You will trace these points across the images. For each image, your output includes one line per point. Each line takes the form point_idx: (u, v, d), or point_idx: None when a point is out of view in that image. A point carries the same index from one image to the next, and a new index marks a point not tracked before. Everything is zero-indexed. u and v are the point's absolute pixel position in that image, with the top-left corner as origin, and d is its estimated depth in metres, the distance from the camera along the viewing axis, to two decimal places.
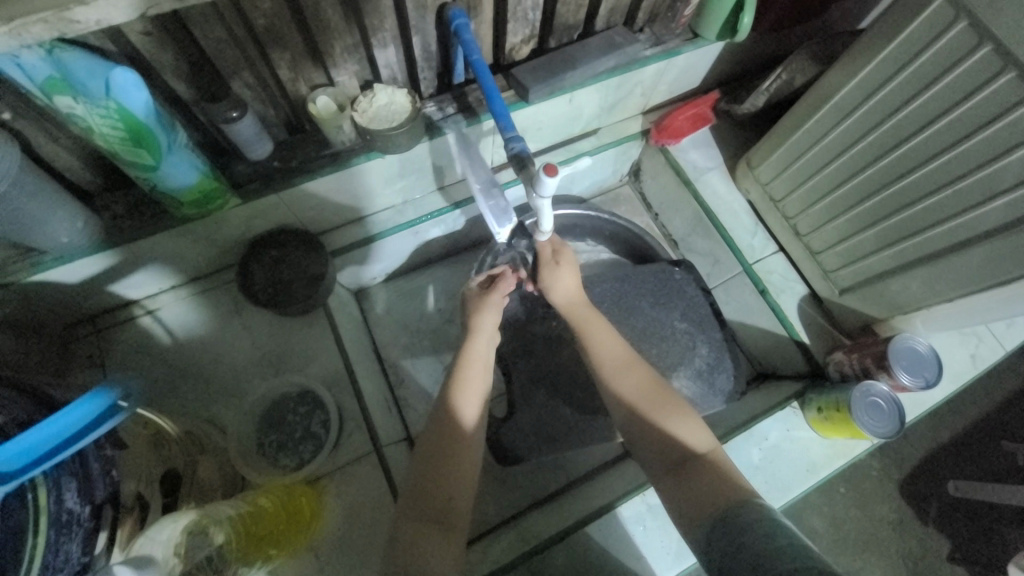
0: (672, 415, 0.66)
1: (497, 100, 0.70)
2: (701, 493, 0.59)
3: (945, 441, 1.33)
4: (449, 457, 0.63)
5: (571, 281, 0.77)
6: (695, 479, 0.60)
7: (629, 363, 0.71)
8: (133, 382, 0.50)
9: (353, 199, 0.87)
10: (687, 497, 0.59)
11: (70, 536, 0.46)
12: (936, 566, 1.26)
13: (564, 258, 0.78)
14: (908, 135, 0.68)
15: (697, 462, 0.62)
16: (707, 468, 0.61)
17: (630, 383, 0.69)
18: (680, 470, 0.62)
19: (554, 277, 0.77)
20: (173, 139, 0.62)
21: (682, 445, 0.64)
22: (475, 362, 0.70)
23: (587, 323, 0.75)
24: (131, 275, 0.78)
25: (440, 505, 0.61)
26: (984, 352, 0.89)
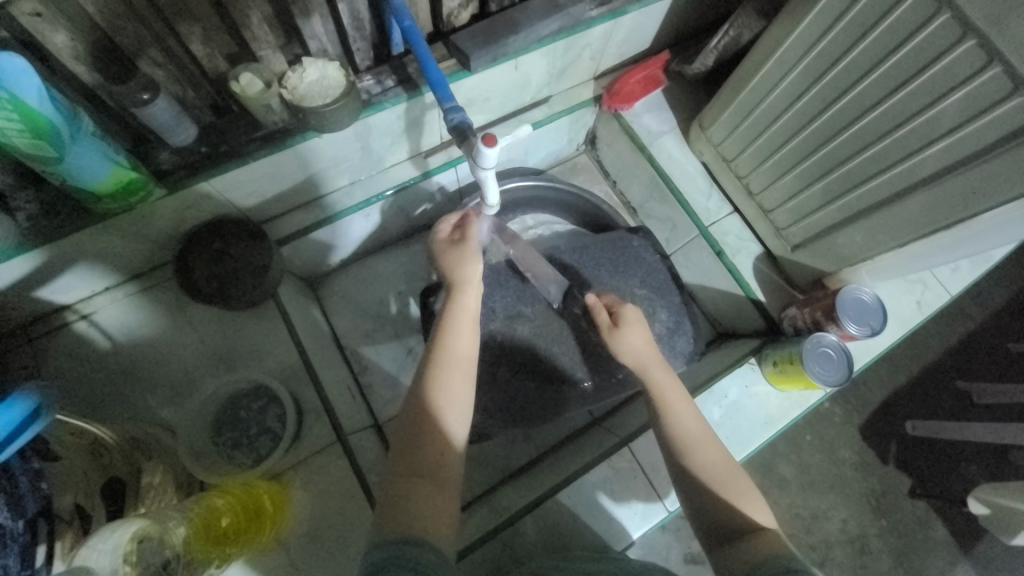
0: (738, 492, 0.62)
1: (434, 69, 0.67)
2: (746, 555, 0.55)
3: (899, 385, 1.40)
4: (430, 439, 0.60)
5: (643, 342, 0.73)
6: (745, 546, 0.57)
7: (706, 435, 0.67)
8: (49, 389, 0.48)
9: (294, 183, 0.82)
10: (735, 560, 0.56)
11: (6, 551, 0.47)
12: (895, 500, 1.35)
13: (633, 319, 0.75)
14: (849, 86, 0.68)
15: (752, 533, 0.58)
16: (763, 538, 0.57)
17: (704, 455, 0.65)
18: (732, 540, 0.58)
19: (624, 336, 0.74)
20: (77, 127, 0.57)
21: (741, 515, 0.60)
22: (461, 314, 0.69)
23: (669, 390, 0.69)
24: (56, 278, 0.72)
25: (430, 462, 0.59)
26: (930, 298, 0.93)
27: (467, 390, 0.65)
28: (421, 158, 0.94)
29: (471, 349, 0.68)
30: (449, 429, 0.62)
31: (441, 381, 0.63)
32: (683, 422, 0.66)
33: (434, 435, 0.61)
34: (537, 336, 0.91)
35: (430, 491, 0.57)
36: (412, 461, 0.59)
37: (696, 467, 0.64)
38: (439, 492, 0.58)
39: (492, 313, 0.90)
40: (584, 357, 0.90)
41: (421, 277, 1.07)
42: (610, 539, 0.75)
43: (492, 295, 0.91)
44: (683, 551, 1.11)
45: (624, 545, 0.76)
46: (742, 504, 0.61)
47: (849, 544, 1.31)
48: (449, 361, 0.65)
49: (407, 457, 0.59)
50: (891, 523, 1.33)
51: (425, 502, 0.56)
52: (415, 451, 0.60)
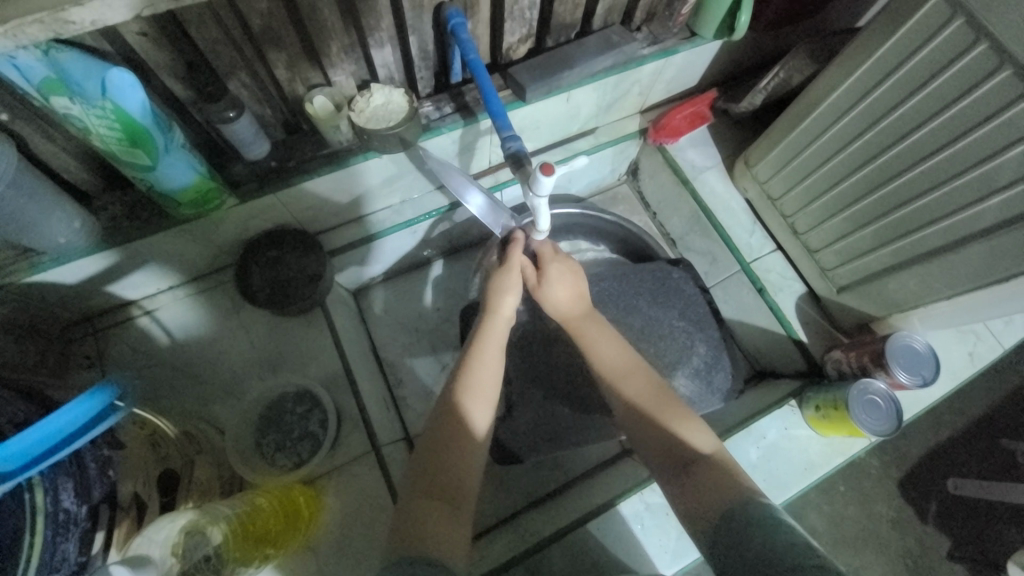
0: (677, 420, 0.65)
1: (494, 99, 0.70)
2: (705, 492, 0.58)
3: (943, 439, 1.34)
4: (452, 455, 0.62)
5: (570, 293, 0.75)
6: (701, 481, 0.59)
7: (634, 369, 0.70)
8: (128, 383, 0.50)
9: (351, 198, 0.86)
10: (697, 496, 0.58)
11: (67, 535, 0.47)
12: (935, 563, 1.27)
13: (556, 270, 0.75)
14: (903, 135, 0.69)
15: (703, 462, 0.61)
16: (711, 467, 0.60)
17: (636, 391, 0.68)
18: (685, 473, 0.61)
19: (551, 292, 0.75)
20: (170, 139, 0.62)
21: (686, 449, 0.63)
22: (490, 338, 0.70)
23: (587, 333, 0.74)
24: (128, 276, 0.77)
25: (447, 487, 0.60)
26: (983, 350, 0.89)
27: (492, 413, 0.66)
28: (470, 181, 0.97)
29: (497, 368, 0.69)
30: (471, 458, 0.62)
31: (466, 405, 0.64)
32: (608, 360, 0.72)
33: (465, 461, 0.62)
34: (573, 360, 0.91)
35: (445, 513, 0.59)
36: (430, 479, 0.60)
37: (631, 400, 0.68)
38: (456, 522, 0.59)
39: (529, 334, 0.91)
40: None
41: (459, 294, 1.09)
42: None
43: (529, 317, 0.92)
44: None
45: None
46: (686, 437, 0.64)
47: None
48: (476, 386, 0.66)
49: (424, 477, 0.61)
50: None
51: (441, 525, 0.57)
52: (436, 472, 0.61)
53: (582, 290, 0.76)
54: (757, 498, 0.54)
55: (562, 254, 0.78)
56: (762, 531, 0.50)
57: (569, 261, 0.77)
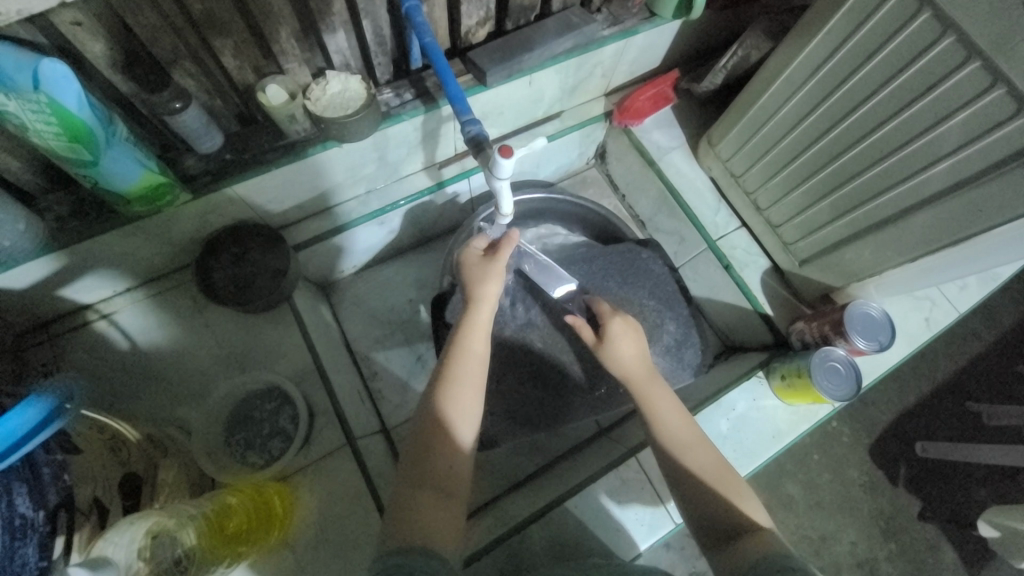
0: (736, 493, 0.63)
1: (452, 83, 0.69)
2: (739, 551, 0.56)
3: (908, 404, 1.39)
4: (439, 449, 0.62)
5: (634, 351, 0.74)
6: (739, 545, 0.57)
7: (697, 437, 0.68)
8: (74, 385, 0.48)
9: (313, 190, 0.84)
10: (731, 558, 0.56)
11: (26, 541, 0.45)
12: (905, 523, 1.33)
13: (618, 327, 0.77)
14: (853, 107, 0.71)
15: (750, 533, 0.58)
16: (757, 535, 0.58)
17: (694, 458, 0.66)
18: (726, 539, 0.59)
19: (614, 347, 0.75)
20: (112, 133, 0.59)
21: (732, 515, 0.61)
22: (476, 327, 0.70)
23: (652, 394, 0.71)
24: (81, 278, 0.75)
25: (442, 477, 0.61)
26: (938, 315, 0.93)
27: (479, 403, 0.66)
28: (435, 169, 0.97)
29: (483, 360, 0.69)
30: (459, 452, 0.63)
31: (454, 394, 0.65)
32: (673, 428, 0.68)
33: (439, 443, 0.62)
34: (545, 343, 0.92)
35: (437, 503, 0.59)
36: (422, 471, 0.61)
37: (693, 470, 0.65)
38: (449, 508, 0.60)
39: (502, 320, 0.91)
40: (592, 366, 0.91)
41: (432, 285, 1.09)
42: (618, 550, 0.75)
43: (502, 303, 0.92)
44: (688, 569, 1.10)
45: (632, 556, 0.76)
46: (735, 505, 0.62)
47: (857, 567, 1.29)
48: (464, 377, 0.66)
49: (416, 468, 0.61)
50: (901, 547, 1.31)
51: (430, 514, 0.58)
52: (424, 459, 0.62)
53: (646, 353, 0.75)
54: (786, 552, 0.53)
55: (624, 314, 0.79)
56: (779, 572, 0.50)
57: (632, 323, 0.78)
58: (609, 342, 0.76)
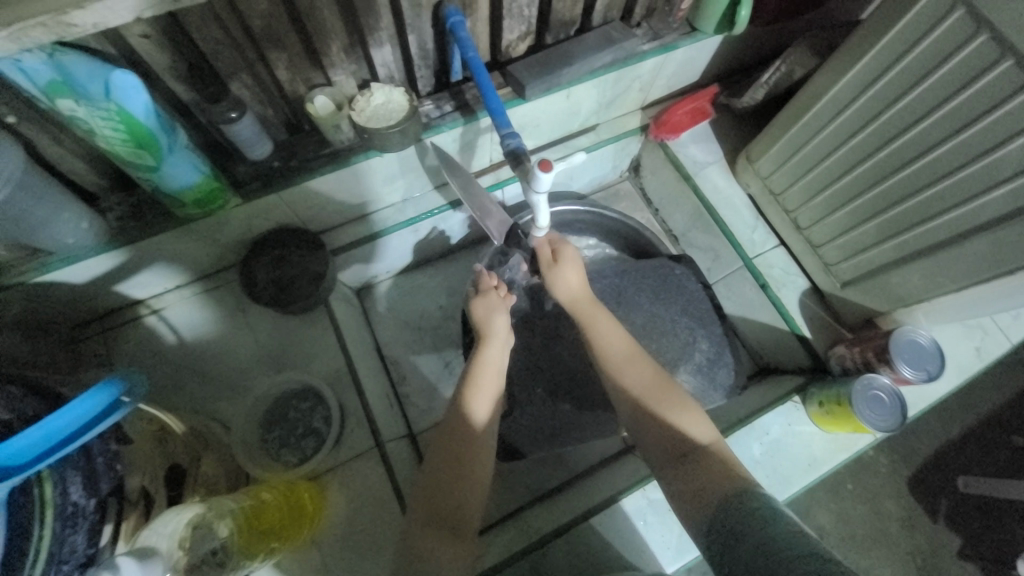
0: (680, 411, 0.66)
1: (493, 97, 0.71)
2: (700, 481, 0.58)
3: (952, 437, 1.32)
4: (454, 479, 0.63)
5: (575, 279, 0.76)
6: (697, 471, 0.60)
7: (633, 357, 0.71)
8: (137, 379, 0.52)
9: (353, 197, 0.87)
10: (692, 487, 0.59)
11: (75, 528, 0.46)
12: (945, 563, 1.25)
13: (566, 262, 0.77)
14: (905, 128, 0.68)
15: (702, 454, 0.61)
16: (708, 458, 0.61)
17: (635, 380, 0.69)
18: (682, 463, 0.62)
19: (558, 276, 0.76)
20: (173, 140, 0.63)
21: (682, 438, 0.63)
22: (488, 366, 0.70)
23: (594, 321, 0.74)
24: (135, 275, 0.79)
25: (453, 514, 0.62)
26: (990, 345, 0.89)
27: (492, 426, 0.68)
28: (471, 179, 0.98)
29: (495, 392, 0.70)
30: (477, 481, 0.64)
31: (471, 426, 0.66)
32: (611, 347, 0.72)
33: (456, 479, 0.63)
34: (573, 354, 0.92)
35: (448, 540, 0.60)
36: (436, 507, 0.62)
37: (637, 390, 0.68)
38: (461, 545, 0.60)
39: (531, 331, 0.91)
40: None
41: (461, 292, 1.10)
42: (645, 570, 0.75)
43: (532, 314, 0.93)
44: None
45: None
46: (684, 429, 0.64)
47: None
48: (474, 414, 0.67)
49: (430, 503, 0.62)
50: None
51: (446, 552, 0.59)
52: (438, 494, 0.62)
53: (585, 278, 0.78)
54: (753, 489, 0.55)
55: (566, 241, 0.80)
56: (761, 519, 0.50)
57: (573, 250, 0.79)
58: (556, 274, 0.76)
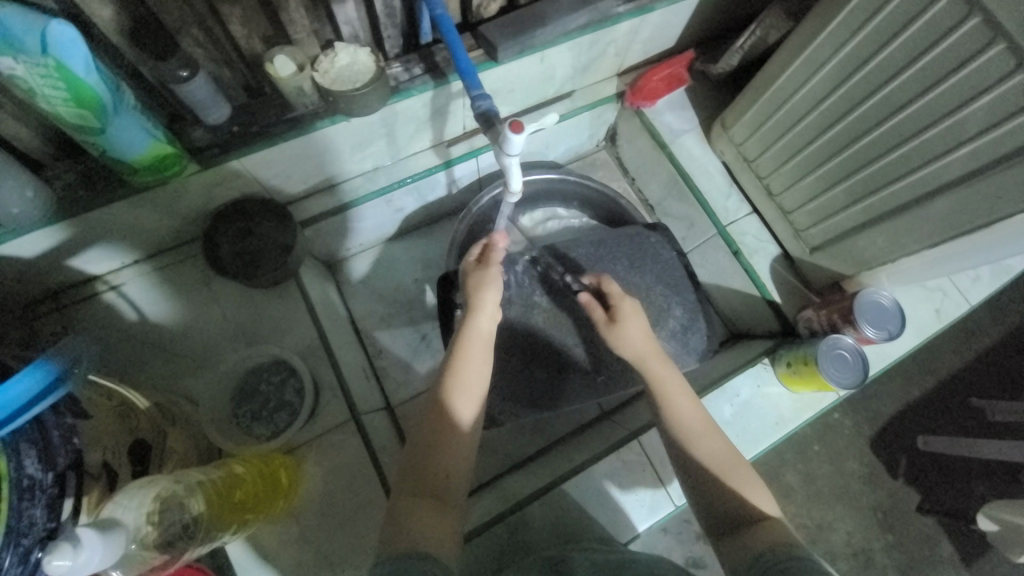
0: (743, 482, 0.63)
1: (463, 56, 0.68)
2: (748, 547, 0.56)
3: (912, 398, 1.39)
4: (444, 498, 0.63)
5: (638, 335, 0.73)
6: (746, 537, 0.58)
7: (700, 423, 0.68)
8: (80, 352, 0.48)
9: (319, 165, 0.84)
10: (741, 549, 0.57)
11: (33, 501, 0.44)
12: (903, 515, 1.33)
13: (629, 313, 0.75)
14: (873, 90, 0.69)
15: (759, 524, 0.59)
16: (764, 527, 0.58)
17: (701, 448, 0.66)
18: (735, 530, 0.60)
19: (620, 330, 0.74)
20: (120, 101, 0.59)
21: (744, 510, 0.61)
22: (477, 340, 0.71)
23: (667, 381, 0.70)
24: (89, 248, 0.75)
25: (439, 485, 0.64)
26: (949, 308, 0.93)
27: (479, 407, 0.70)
28: (444, 148, 0.96)
29: (483, 368, 0.72)
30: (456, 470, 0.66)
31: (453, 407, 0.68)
32: (681, 414, 0.68)
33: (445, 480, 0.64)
34: (549, 323, 0.92)
35: (434, 511, 0.62)
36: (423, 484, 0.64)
37: (699, 457, 0.65)
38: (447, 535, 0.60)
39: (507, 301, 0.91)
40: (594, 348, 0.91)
41: (437, 265, 1.08)
42: (614, 530, 0.77)
43: (508, 284, 0.92)
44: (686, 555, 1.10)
45: (628, 537, 0.78)
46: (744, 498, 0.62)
47: (853, 557, 1.30)
48: (461, 386, 0.69)
49: (415, 479, 0.64)
50: (897, 538, 1.32)
51: (428, 520, 0.60)
52: (425, 482, 0.64)
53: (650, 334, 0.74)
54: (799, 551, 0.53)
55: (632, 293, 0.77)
56: (801, 572, 0.50)
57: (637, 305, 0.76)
58: (619, 326, 0.75)
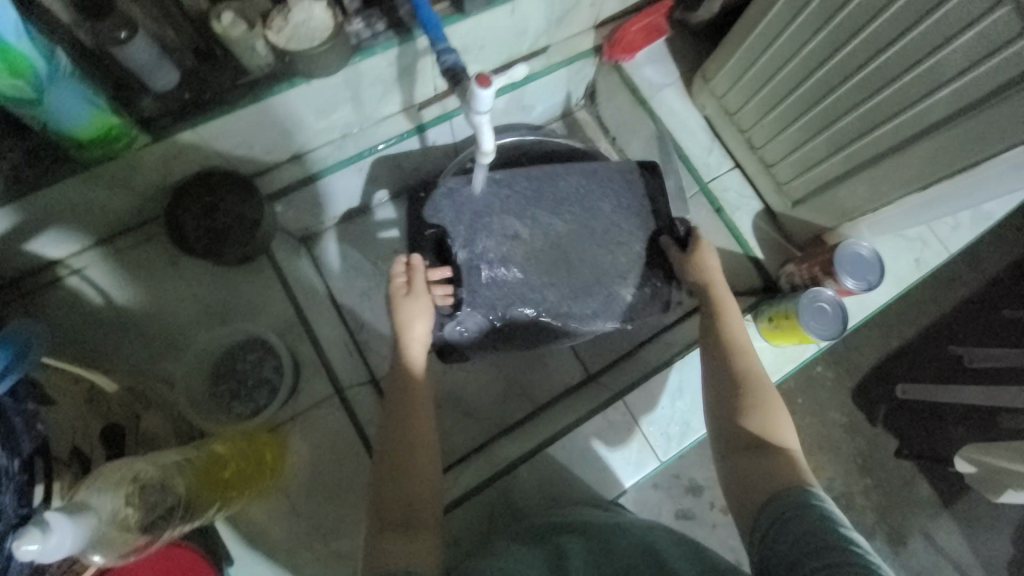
0: (770, 407, 0.64)
1: (424, 7, 0.63)
2: (762, 474, 0.57)
3: (894, 349, 1.42)
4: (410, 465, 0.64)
5: (716, 264, 0.80)
6: (762, 463, 0.59)
7: (744, 347, 0.71)
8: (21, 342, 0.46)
9: (281, 132, 0.79)
10: (755, 477, 0.58)
11: (1, 488, 0.43)
12: (882, 460, 1.39)
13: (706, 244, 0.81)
14: (854, 32, 0.66)
15: (774, 451, 0.60)
16: (780, 456, 0.59)
17: (748, 373, 0.68)
18: (755, 453, 0.60)
19: (701, 259, 0.80)
20: (55, 67, 0.54)
21: (758, 433, 0.62)
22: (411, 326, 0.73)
23: (726, 303, 0.76)
24: (43, 231, 0.71)
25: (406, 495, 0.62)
26: (928, 256, 0.93)
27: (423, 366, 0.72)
28: (415, 111, 0.91)
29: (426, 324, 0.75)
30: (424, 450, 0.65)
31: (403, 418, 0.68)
32: (737, 337, 0.72)
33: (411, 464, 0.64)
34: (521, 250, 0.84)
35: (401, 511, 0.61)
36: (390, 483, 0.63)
37: (740, 376, 0.68)
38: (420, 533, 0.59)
39: (480, 228, 0.83)
40: (570, 273, 0.85)
41: None
42: (602, 488, 0.80)
43: (476, 244, 0.83)
44: (675, 508, 1.13)
45: (615, 493, 0.80)
46: (762, 423, 0.63)
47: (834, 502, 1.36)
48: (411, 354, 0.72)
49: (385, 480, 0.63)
50: (876, 482, 1.38)
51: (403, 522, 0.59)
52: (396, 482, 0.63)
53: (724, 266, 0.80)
54: (805, 487, 0.53)
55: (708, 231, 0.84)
56: (804, 520, 0.49)
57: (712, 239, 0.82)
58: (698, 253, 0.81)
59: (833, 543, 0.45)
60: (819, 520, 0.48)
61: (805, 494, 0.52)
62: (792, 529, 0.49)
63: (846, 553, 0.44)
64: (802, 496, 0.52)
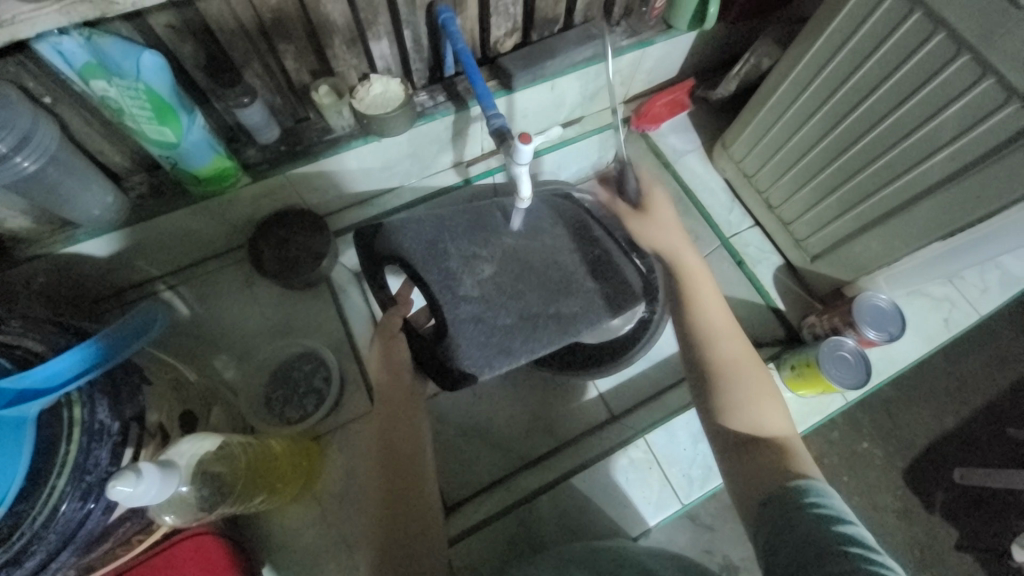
0: (753, 394, 0.64)
1: (480, 83, 0.77)
2: (759, 470, 0.58)
3: (948, 430, 1.34)
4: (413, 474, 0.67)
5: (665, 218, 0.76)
6: (758, 459, 0.60)
7: (721, 324, 0.69)
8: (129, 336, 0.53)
9: (352, 180, 0.94)
10: (751, 475, 0.59)
11: (100, 443, 0.51)
12: (941, 554, 1.27)
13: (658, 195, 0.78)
14: (854, 105, 0.75)
15: (765, 446, 0.61)
16: (771, 451, 0.60)
17: (717, 351, 0.68)
18: (745, 449, 0.61)
19: (646, 218, 0.76)
20: (192, 120, 0.69)
21: (749, 426, 0.63)
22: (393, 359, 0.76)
23: (687, 271, 0.73)
24: (151, 252, 0.85)
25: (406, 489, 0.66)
26: (957, 317, 0.94)
27: (403, 376, 0.75)
28: (463, 167, 1.07)
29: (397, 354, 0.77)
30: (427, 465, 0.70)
31: (400, 412, 0.72)
32: (702, 310, 0.70)
33: (412, 463, 0.68)
34: (510, 279, 0.84)
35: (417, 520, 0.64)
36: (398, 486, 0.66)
37: (713, 358, 0.67)
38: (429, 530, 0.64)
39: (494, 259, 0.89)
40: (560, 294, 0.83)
41: None
42: (625, 526, 0.83)
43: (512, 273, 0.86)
44: None
45: (639, 531, 0.84)
46: (749, 416, 0.63)
47: None
48: (392, 376, 0.75)
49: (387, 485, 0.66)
50: None
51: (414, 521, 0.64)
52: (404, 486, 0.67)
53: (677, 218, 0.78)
54: (805, 486, 0.54)
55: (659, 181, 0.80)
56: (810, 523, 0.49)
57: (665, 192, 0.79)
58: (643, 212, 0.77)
59: (837, 548, 0.46)
60: (816, 521, 0.49)
61: (804, 489, 0.53)
62: (797, 535, 0.49)
63: (850, 558, 0.45)
64: (802, 497, 0.52)
